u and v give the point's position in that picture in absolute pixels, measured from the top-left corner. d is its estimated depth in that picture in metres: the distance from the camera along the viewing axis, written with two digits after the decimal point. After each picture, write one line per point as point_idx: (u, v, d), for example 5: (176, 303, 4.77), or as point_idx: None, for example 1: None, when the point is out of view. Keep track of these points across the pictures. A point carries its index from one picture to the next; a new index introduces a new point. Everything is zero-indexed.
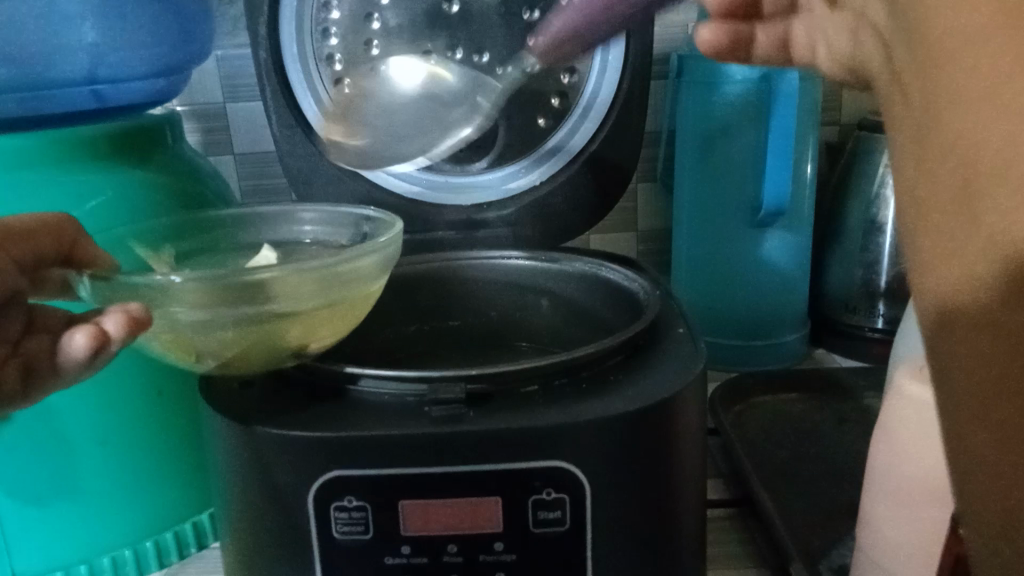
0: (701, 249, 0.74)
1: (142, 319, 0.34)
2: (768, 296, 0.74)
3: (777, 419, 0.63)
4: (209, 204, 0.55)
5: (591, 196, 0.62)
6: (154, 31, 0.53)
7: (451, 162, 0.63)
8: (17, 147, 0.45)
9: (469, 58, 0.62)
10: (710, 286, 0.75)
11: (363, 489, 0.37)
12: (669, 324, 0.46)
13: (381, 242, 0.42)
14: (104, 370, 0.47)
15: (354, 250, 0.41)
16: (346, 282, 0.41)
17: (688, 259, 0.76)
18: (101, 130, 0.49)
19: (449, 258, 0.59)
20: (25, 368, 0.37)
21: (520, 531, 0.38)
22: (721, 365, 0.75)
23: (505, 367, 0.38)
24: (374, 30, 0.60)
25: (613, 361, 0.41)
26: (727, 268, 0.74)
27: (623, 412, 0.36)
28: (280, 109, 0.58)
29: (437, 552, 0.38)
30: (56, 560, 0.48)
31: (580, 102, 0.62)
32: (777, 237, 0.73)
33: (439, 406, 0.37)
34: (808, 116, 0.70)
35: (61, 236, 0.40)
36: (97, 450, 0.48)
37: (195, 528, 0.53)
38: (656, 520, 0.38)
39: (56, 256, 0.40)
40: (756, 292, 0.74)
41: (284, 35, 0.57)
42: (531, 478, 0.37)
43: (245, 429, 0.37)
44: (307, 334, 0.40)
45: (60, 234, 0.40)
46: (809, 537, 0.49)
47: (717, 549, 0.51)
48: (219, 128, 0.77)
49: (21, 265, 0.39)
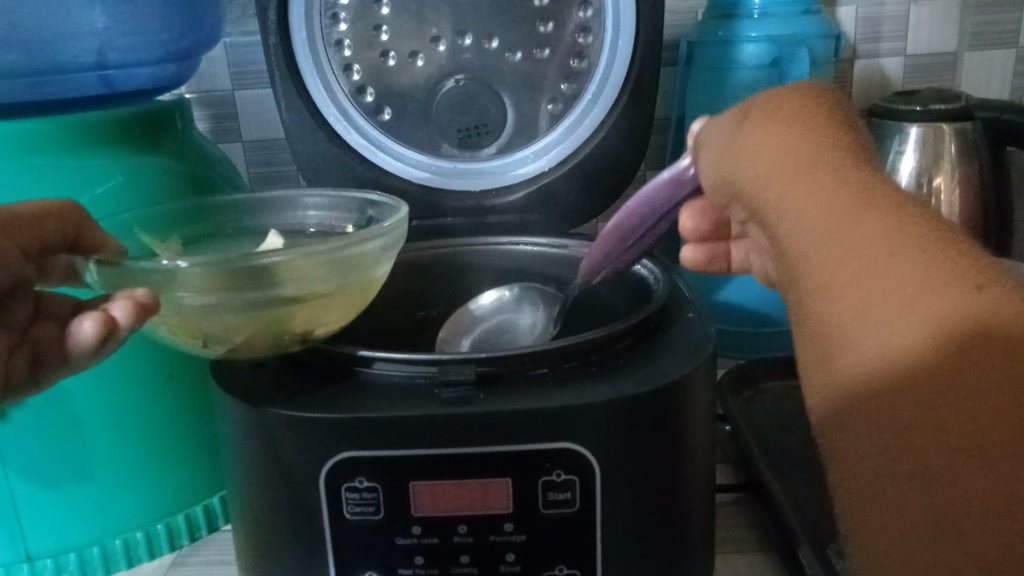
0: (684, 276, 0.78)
1: (150, 305, 0.35)
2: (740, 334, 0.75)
3: (785, 405, 0.63)
4: (217, 191, 0.55)
5: (601, 184, 0.62)
6: (163, 15, 0.53)
7: (460, 146, 0.63)
8: (26, 132, 0.46)
9: (479, 44, 0.61)
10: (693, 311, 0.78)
11: (374, 470, 0.37)
12: (678, 310, 0.46)
13: (388, 226, 0.42)
14: (114, 354, 0.47)
15: (361, 233, 0.41)
16: (355, 266, 0.41)
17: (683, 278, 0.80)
18: (110, 115, 0.49)
19: (454, 245, 0.59)
20: (34, 357, 0.37)
21: (530, 512, 0.38)
22: (730, 352, 0.76)
23: (512, 350, 0.38)
24: (383, 15, 0.60)
25: (623, 345, 0.41)
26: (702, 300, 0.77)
27: (633, 393, 0.36)
28: (289, 93, 0.58)
29: (448, 533, 0.38)
30: (69, 542, 0.49)
31: (590, 87, 0.62)
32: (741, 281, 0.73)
33: (448, 388, 0.37)
34: None
35: (66, 225, 0.40)
36: (108, 433, 0.48)
37: (206, 510, 0.53)
38: (666, 502, 0.38)
39: (62, 244, 0.40)
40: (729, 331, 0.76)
41: (292, 18, 0.57)
42: (540, 459, 0.37)
43: (256, 411, 0.37)
44: (314, 318, 0.40)
45: (64, 221, 0.40)
46: (817, 521, 0.49)
47: (725, 533, 0.52)
48: (227, 116, 0.78)
49: (26, 252, 0.39)
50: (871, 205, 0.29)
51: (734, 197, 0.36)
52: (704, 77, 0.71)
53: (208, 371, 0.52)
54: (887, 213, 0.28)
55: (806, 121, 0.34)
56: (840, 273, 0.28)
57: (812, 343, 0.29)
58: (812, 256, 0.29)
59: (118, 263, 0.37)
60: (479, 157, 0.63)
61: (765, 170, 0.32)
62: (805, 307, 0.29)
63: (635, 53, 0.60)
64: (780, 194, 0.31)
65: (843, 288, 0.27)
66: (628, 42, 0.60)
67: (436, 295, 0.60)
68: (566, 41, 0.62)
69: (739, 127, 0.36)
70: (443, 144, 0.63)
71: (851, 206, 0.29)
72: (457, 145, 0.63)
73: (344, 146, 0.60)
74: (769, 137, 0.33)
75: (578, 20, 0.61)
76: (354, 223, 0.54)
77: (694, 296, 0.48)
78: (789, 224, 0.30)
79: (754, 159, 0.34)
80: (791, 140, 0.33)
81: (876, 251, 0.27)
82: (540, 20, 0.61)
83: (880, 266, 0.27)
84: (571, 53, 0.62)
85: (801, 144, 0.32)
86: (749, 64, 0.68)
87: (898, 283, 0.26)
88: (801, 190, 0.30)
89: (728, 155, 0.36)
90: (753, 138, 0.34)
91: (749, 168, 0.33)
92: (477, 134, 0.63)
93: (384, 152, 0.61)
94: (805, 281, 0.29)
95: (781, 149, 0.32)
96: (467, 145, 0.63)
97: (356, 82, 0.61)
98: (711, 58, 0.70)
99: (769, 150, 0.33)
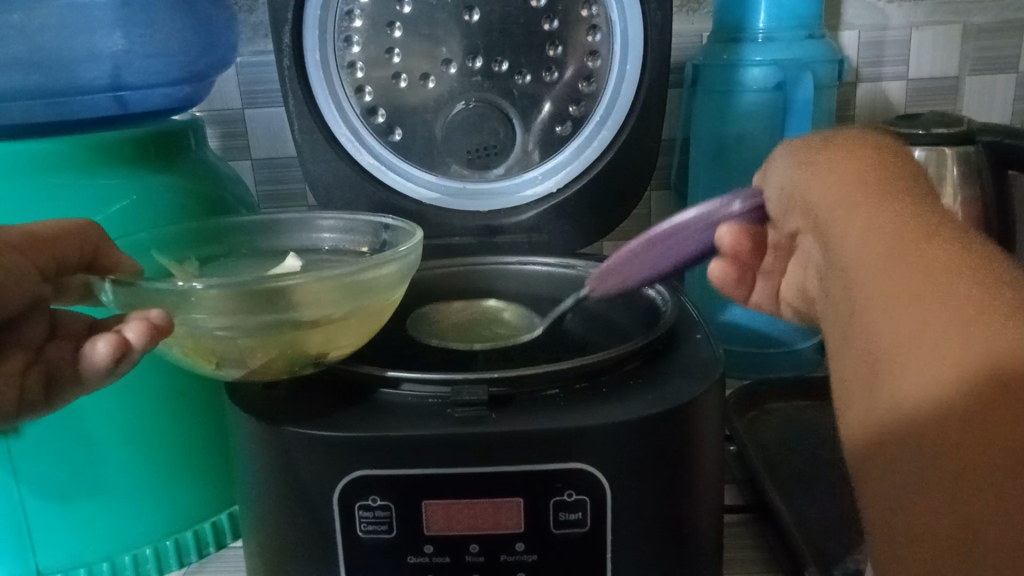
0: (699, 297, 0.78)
1: (163, 327, 0.35)
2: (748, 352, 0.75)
3: (790, 427, 0.64)
4: (230, 209, 0.56)
5: (609, 204, 0.62)
6: (180, 37, 0.54)
7: (470, 167, 0.64)
8: (48, 151, 0.47)
9: (489, 67, 0.62)
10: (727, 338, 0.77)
11: (387, 489, 0.38)
12: (686, 331, 0.46)
13: (403, 250, 0.42)
14: (128, 372, 0.48)
15: (376, 258, 0.41)
16: (370, 289, 0.41)
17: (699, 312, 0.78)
18: (126, 135, 0.50)
19: (466, 263, 0.60)
20: (47, 376, 0.38)
21: (541, 532, 0.38)
22: (736, 372, 0.77)
23: (525, 371, 0.38)
24: (395, 38, 0.61)
25: (632, 366, 0.41)
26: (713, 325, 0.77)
27: (644, 415, 0.37)
28: (302, 114, 0.59)
29: (460, 552, 0.39)
30: (79, 557, 0.49)
31: (598, 109, 0.63)
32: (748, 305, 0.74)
33: (461, 407, 0.38)
34: (823, 122, 0.71)
35: (85, 243, 0.41)
36: (120, 449, 0.49)
37: (214, 527, 0.53)
38: (677, 523, 0.38)
39: (80, 262, 0.41)
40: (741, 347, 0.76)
41: (307, 41, 0.58)
42: (552, 480, 0.37)
43: (274, 429, 0.38)
44: (326, 343, 0.41)
45: (82, 240, 0.41)
46: (824, 542, 0.50)
47: (733, 554, 0.52)
48: (237, 134, 0.79)
49: (44, 271, 0.39)
50: (926, 236, 0.28)
51: (799, 211, 0.37)
52: (709, 99, 0.72)
53: (219, 387, 0.52)
54: (944, 245, 0.28)
55: (878, 160, 0.34)
56: (884, 297, 0.28)
57: (861, 364, 0.29)
58: (863, 283, 0.29)
59: (132, 283, 0.38)
60: (487, 178, 0.64)
61: (836, 195, 0.33)
62: (856, 328, 0.30)
63: (643, 76, 0.61)
64: (847, 220, 0.32)
65: (885, 312, 0.28)
66: (636, 64, 0.61)
67: None
68: (574, 65, 0.63)
69: (820, 150, 0.38)
70: (453, 164, 0.64)
71: (904, 236, 0.29)
72: (466, 166, 0.64)
73: (356, 166, 0.61)
74: (836, 165, 0.35)
75: (587, 44, 0.62)
76: (368, 247, 0.54)
77: (700, 317, 0.48)
78: (852, 246, 0.31)
79: (827, 185, 0.34)
80: (855, 180, 0.33)
81: (921, 278, 0.27)
82: (549, 43, 0.62)
83: (921, 291, 0.26)
84: (580, 76, 0.63)
85: (870, 178, 0.33)
86: (753, 88, 0.68)
87: (933, 307, 0.26)
88: (857, 225, 0.31)
89: (797, 174, 0.37)
90: (830, 169, 0.35)
91: (820, 191, 0.35)
92: (487, 154, 0.63)
93: (395, 172, 0.62)
94: (860, 299, 0.29)
95: (853, 180, 0.33)
96: (477, 167, 0.64)
97: (367, 104, 0.62)
98: (716, 81, 0.71)
99: (838, 178, 0.34)
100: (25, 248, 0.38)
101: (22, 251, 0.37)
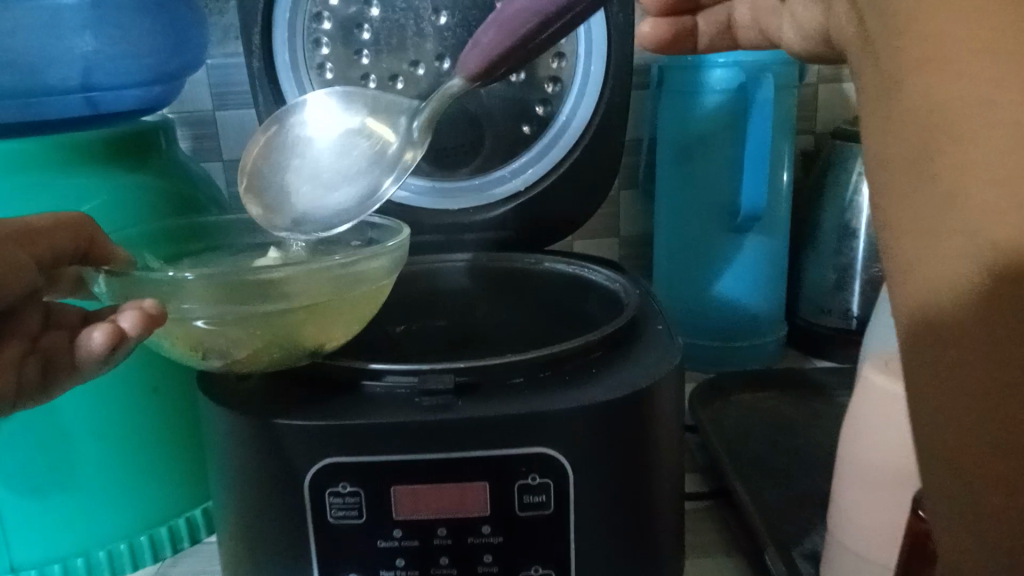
0: (667, 282, 0.79)
1: (158, 316, 0.34)
2: (716, 335, 0.78)
3: (754, 417, 0.66)
4: (204, 208, 0.57)
5: (576, 201, 0.63)
6: (151, 39, 0.54)
7: (343, 138, 0.55)
8: (18, 151, 0.47)
9: (457, 68, 0.64)
10: (693, 325, 0.78)
11: (357, 476, 0.39)
12: (647, 321, 0.48)
13: (391, 245, 0.43)
14: (108, 373, 0.49)
15: (366, 252, 0.42)
16: (358, 282, 0.42)
17: (666, 293, 0.79)
18: (96, 134, 0.51)
19: (417, 263, 0.61)
20: (44, 364, 0.36)
21: (507, 514, 0.40)
22: (700, 365, 0.78)
23: (493, 359, 0.40)
24: (363, 40, 0.62)
25: (595, 355, 0.43)
26: (681, 306, 0.78)
27: (603, 400, 0.38)
28: (272, 114, 0.60)
29: (428, 535, 0.40)
30: (53, 553, 0.49)
31: (564, 109, 0.64)
32: (719, 288, 0.77)
33: (428, 395, 0.39)
34: (784, 124, 0.73)
35: (79, 233, 0.38)
36: (94, 444, 0.49)
37: (189, 523, 0.54)
38: (640, 507, 0.40)
39: (75, 253, 0.38)
40: (711, 327, 0.78)
41: (277, 43, 0.60)
42: (516, 463, 0.39)
43: (250, 419, 0.39)
44: (322, 334, 0.41)
45: (77, 232, 0.38)
46: (784, 525, 0.51)
47: (697, 538, 0.53)
48: (208, 135, 0.79)
49: (42, 266, 0.36)
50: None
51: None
52: (672, 99, 0.73)
53: (193, 381, 0.53)
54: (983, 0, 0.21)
55: None
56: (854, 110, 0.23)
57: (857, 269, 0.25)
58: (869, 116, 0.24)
59: (129, 274, 0.39)
60: (354, 156, 0.54)
61: None
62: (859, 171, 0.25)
63: (607, 78, 0.62)
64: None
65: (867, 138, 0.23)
66: (600, 70, 0.62)
67: (417, 310, 0.62)
68: (540, 66, 0.64)
69: None
70: (423, 162, 0.65)
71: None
72: (341, 139, 0.55)
73: None
74: None
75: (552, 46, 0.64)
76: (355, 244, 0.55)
77: (663, 310, 0.50)
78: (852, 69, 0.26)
79: None
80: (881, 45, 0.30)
81: None
82: None
83: None
84: (546, 77, 0.64)
85: None
86: (716, 88, 0.71)
87: None
88: None
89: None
90: None
91: None
92: (456, 154, 0.65)
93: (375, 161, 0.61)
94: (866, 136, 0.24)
95: None
96: (345, 148, 0.54)
97: None
98: (680, 82, 0.72)
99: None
100: (19, 239, 0.35)
101: (22, 244, 0.35)
